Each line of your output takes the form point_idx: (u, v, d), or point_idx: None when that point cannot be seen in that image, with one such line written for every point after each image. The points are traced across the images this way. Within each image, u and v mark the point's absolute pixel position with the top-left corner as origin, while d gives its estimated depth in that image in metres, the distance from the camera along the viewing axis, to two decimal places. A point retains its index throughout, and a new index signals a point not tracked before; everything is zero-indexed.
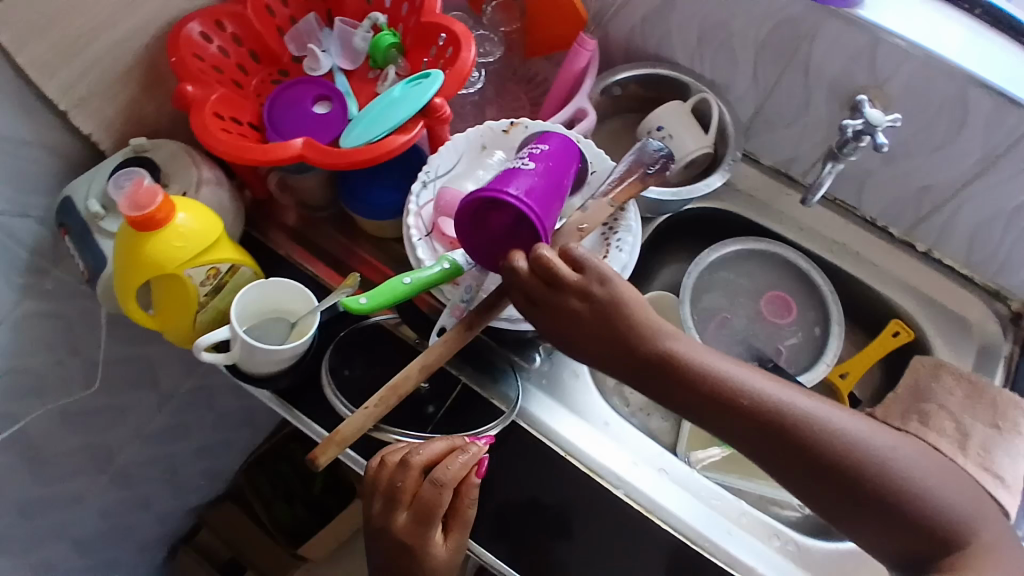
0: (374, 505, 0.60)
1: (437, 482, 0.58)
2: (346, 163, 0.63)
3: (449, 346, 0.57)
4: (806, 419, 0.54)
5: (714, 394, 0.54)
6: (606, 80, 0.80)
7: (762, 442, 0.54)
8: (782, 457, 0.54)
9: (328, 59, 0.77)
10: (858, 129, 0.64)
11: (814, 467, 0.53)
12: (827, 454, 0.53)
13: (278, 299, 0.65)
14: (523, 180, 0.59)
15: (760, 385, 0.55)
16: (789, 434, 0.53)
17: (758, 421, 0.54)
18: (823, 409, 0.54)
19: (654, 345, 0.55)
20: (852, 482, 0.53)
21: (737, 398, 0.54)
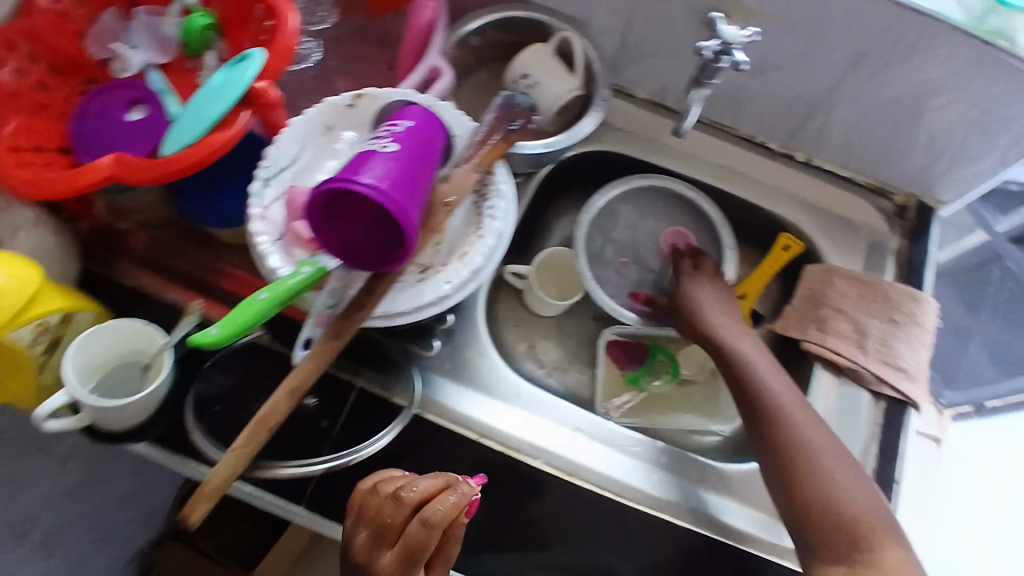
0: (358, 537, 0.56)
1: (427, 523, 0.53)
2: (166, 172, 0.57)
3: (318, 361, 0.53)
4: (784, 405, 0.63)
5: (733, 363, 0.67)
6: (458, 32, 0.73)
7: (743, 403, 0.65)
8: (756, 422, 0.63)
9: (137, 57, 0.67)
10: (716, 50, 0.60)
11: (773, 438, 0.61)
12: (787, 433, 0.61)
13: (129, 340, 0.60)
14: (376, 166, 0.52)
15: (772, 373, 0.65)
16: (767, 405, 0.63)
17: (748, 389, 0.65)
18: (804, 407, 0.63)
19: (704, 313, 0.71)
20: (797, 462, 0.59)
21: (743, 369, 0.66)
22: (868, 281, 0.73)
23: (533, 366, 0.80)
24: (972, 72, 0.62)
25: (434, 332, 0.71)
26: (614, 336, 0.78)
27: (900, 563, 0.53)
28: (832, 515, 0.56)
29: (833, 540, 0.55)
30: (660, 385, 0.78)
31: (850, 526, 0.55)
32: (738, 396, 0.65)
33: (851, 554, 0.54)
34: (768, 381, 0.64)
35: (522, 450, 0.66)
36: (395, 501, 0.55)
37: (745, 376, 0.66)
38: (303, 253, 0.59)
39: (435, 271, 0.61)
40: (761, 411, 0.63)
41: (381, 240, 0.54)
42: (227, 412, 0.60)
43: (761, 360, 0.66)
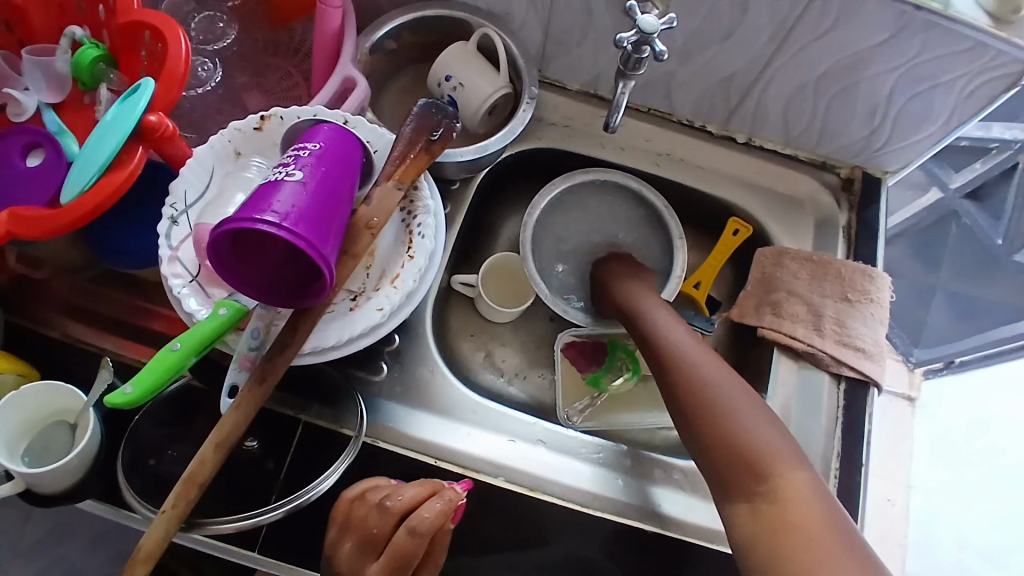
0: (343, 547, 0.55)
1: (415, 531, 0.53)
2: (64, 223, 0.53)
3: (244, 409, 0.49)
4: (682, 353, 0.62)
5: (639, 325, 0.67)
6: (372, 37, 0.69)
7: (652, 361, 0.65)
8: (660, 377, 0.63)
9: (31, 99, 0.63)
10: (635, 41, 0.58)
11: (673, 388, 0.61)
12: (686, 380, 0.60)
13: (54, 399, 0.57)
14: (281, 199, 0.49)
15: (674, 328, 0.65)
16: (668, 357, 0.63)
17: (653, 346, 0.65)
18: (701, 352, 0.62)
19: (613, 285, 0.72)
20: (696, 405, 0.58)
21: (647, 328, 0.66)
22: (820, 260, 0.71)
23: (492, 376, 0.77)
24: (896, 38, 0.60)
25: (382, 353, 0.68)
26: (571, 338, 0.76)
27: (802, 488, 0.51)
28: (732, 453, 0.54)
29: (736, 476, 0.53)
30: (622, 384, 0.75)
31: (751, 460, 0.53)
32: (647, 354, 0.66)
33: (753, 488, 0.52)
34: (672, 335, 0.65)
35: (481, 469, 0.64)
36: (381, 511, 0.54)
37: (650, 335, 0.66)
38: (220, 291, 0.56)
39: (366, 298, 0.58)
40: (663, 364, 0.63)
41: (300, 275, 0.52)
42: (163, 466, 0.55)
43: (663, 316, 0.67)
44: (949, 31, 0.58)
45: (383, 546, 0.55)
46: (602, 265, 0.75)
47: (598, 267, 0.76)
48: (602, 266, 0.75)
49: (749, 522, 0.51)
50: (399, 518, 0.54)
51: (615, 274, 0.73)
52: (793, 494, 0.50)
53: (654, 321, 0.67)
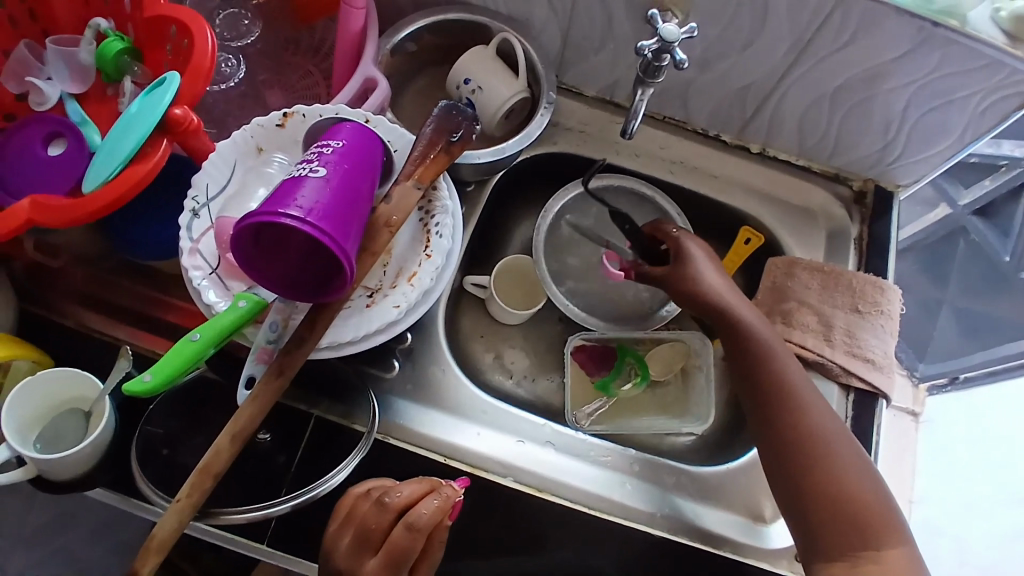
0: (341, 544, 0.54)
1: (411, 526, 0.52)
2: (87, 214, 0.54)
3: (261, 400, 0.49)
4: (799, 394, 0.60)
5: (751, 347, 0.63)
6: (392, 38, 0.70)
7: (759, 390, 0.62)
8: (772, 407, 0.60)
9: (53, 88, 0.64)
10: (655, 49, 0.60)
11: (794, 427, 0.59)
12: (812, 423, 0.59)
13: (70, 386, 0.57)
14: (305, 195, 0.50)
15: (788, 359, 0.62)
16: (791, 392, 0.60)
17: (761, 375, 0.62)
18: (814, 395, 0.61)
19: (716, 290, 0.65)
20: (818, 450, 0.58)
21: (757, 354, 0.62)
22: (831, 271, 0.72)
23: (501, 378, 0.77)
24: (914, 53, 0.61)
25: (394, 351, 0.69)
26: (580, 342, 0.75)
27: (904, 558, 0.54)
28: (844, 511, 0.56)
29: (844, 535, 0.55)
30: (630, 389, 0.75)
31: (859, 522, 0.55)
32: (753, 380, 0.62)
33: (859, 550, 0.54)
34: (787, 365, 0.62)
35: (490, 469, 0.65)
36: (379, 507, 0.54)
37: (761, 362, 0.62)
38: (239, 284, 0.56)
39: (383, 295, 0.58)
40: (775, 398, 0.61)
41: (321, 267, 0.52)
42: (176, 456, 0.55)
43: (780, 343, 0.64)
44: (966, 48, 0.59)
45: (379, 543, 0.54)
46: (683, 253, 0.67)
47: (680, 251, 0.68)
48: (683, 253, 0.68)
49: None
50: (396, 514, 0.54)
51: (710, 275, 0.66)
52: (896, 562, 0.54)
53: (769, 348, 0.63)
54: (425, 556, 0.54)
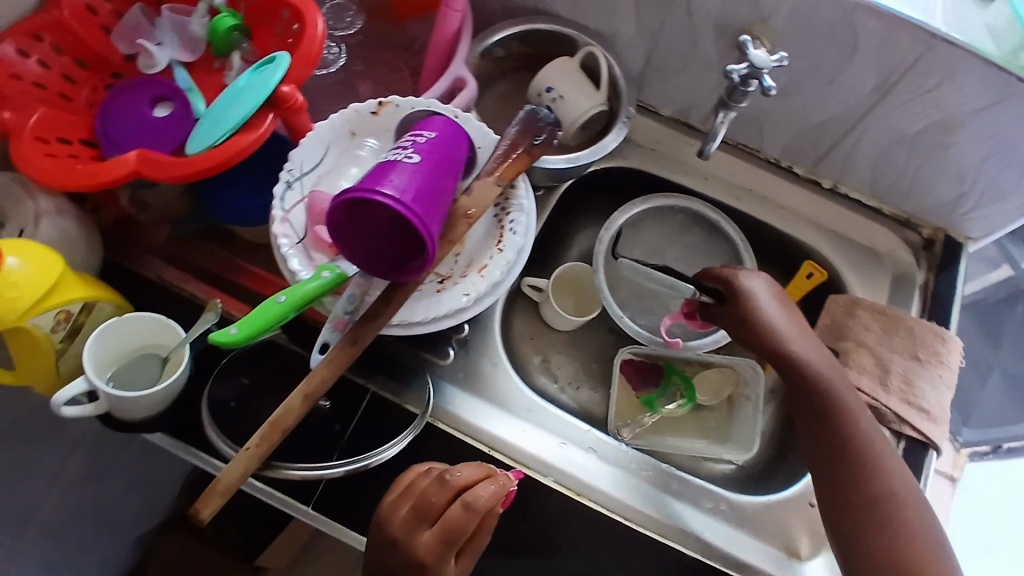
0: (398, 514, 0.56)
1: (469, 506, 0.54)
2: (187, 174, 0.56)
3: (335, 366, 0.53)
4: (868, 447, 0.59)
5: (824, 397, 0.61)
6: (483, 43, 0.73)
7: (824, 437, 0.61)
8: (839, 461, 0.59)
9: (164, 54, 0.66)
10: (744, 74, 0.61)
11: (861, 485, 0.58)
12: (882, 483, 0.58)
13: (147, 332, 0.59)
14: (398, 177, 0.52)
15: (855, 405, 0.61)
16: (862, 447, 0.59)
17: (826, 420, 0.61)
18: (885, 450, 0.59)
19: (788, 335, 0.64)
20: (885, 512, 0.56)
21: (825, 402, 0.61)
22: (892, 314, 0.71)
23: (546, 381, 0.78)
24: (997, 107, 0.61)
25: (450, 340, 0.70)
26: (629, 356, 0.75)
27: None
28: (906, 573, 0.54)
29: None
30: (675, 408, 0.75)
31: None
32: (817, 429, 0.61)
33: None
34: (855, 416, 0.60)
35: (531, 465, 0.66)
36: (440, 483, 0.56)
37: (829, 412, 0.61)
38: (322, 257, 0.59)
39: (453, 282, 0.60)
40: (840, 449, 0.59)
41: (401, 247, 0.54)
42: (241, 410, 0.58)
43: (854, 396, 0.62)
44: None
45: (435, 517, 0.56)
46: (751, 293, 0.65)
47: (745, 292, 0.65)
48: (752, 293, 0.65)
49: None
50: (454, 493, 0.56)
51: (780, 316, 0.65)
52: None
53: (839, 397, 0.61)
54: (474, 538, 0.57)
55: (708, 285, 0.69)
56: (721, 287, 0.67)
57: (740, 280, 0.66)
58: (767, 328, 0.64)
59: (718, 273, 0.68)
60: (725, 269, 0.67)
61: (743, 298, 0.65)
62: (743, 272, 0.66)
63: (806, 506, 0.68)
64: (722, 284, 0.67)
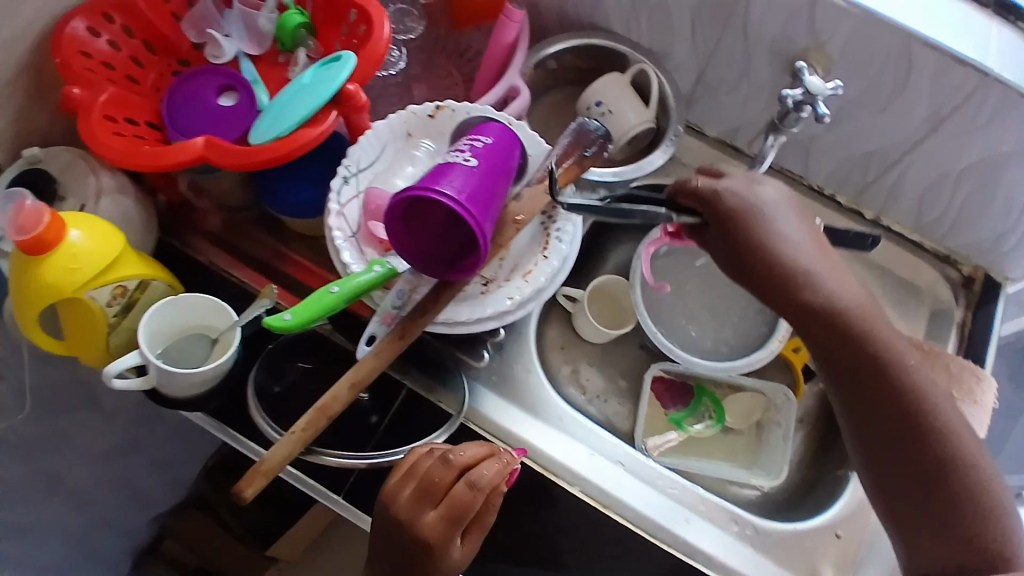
0: (403, 494, 0.57)
1: (473, 485, 0.56)
2: (252, 162, 0.58)
3: (382, 357, 0.55)
4: (902, 376, 0.53)
5: (846, 324, 0.54)
6: (539, 54, 0.75)
7: (853, 374, 0.54)
8: (876, 413, 0.53)
9: (232, 45, 0.68)
10: (798, 99, 0.62)
11: (897, 422, 0.53)
12: (936, 439, 0.52)
13: (199, 312, 0.61)
14: (457, 178, 0.54)
15: (883, 331, 0.55)
16: (907, 401, 0.53)
17: (855, 353, 0.54)
18: (921, 373, 0.54)
19: (812, 275, 0.56)
20: (938, 471, 0.51)
21: (849, 332, 0.54)
22: (929, 351, 0.71)
23: (575, 391, 0.79)
24: None
25: (485, 342, 0.71)
26: (659, 371, 0.76)
27: None
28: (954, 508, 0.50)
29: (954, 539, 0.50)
30: (702, 429, 0.76)
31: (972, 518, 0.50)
32: (841, 366, 0.55)
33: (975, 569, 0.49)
34: (888, 341, 0.54)
35: (558, 473, 0.67)
36: (443, 463, 0.57)
37: (856, 343, 0.54)
38: (373, 252, 0.61)
39: (497, 285, 0.61)
40: (872, 385, 0.54)
41: (456, 245, 0.57)
42: (285, 398, 0.60)
43: (896, 339, 0.55)
44: None
45: (441, 496, 0.57)
46: (758, 220, 0.57)
47: (748, 219, 0.57)
48: (757, 220, 0.57)
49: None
50: (459, 472, 0.57)
51: (797, 249, 0.57)
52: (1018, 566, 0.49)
53: (865, 322, 0.55)
54: (478, 520, 0.58)
55: (681, 207, 0.59)
56: (704, 212, 0.58)
57: (736, 204, 0.57)
58: (783, 269, 0.56)
59: (697, 193, 0.58)
60: (709, 188, 0.58)
61: (743, 228, 0.57)
62: (732, 193, 0.57)
63: (833, 537, 0.68)
64: (708, 207, 0.58)
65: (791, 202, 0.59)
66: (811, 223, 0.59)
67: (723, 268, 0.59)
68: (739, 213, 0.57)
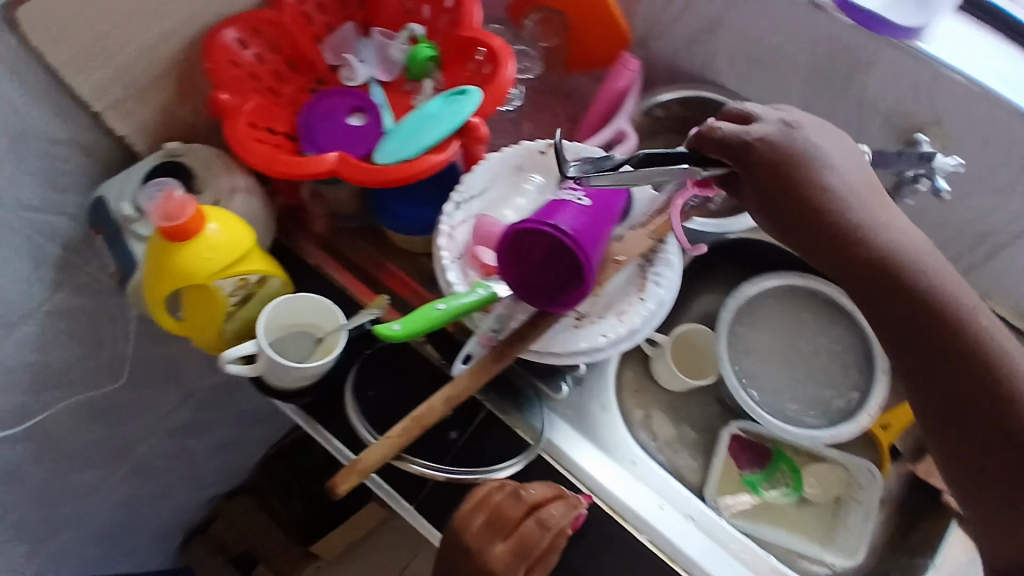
0: (473, 524, 0.59)
1: (543, 523, 0.59)
2: (378, 181, 0.62)
3: (476, 378, 0.57)
4: (954, 310, 0.53)
5: (887, 261, 0.55)
6: (648, 101, 0.77)
7: (899, 312, 0.55)
8: (926, 348, 0.53)
9: (365, 70, 0.74)
10: (918, 172, 0.64)
11: (947, 357, 0.53)
12: (1000, 388, 0.51)
13: (307, 312, 0.65)
14: (570, 217, 0.57)
15: (930, 265, 0.55)
16: (963, 347, 0.52)
17: (900, 288, 0.54)
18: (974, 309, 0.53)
19: (859, 222, 0.56)
20: (1003, 425, 0.51)
21: (892, 269, 0.55)
22: None
23: (646, 437, 0.78)
24: None
25: (565, 375, 0.74)
26: (737, 431, 0.77)
27: None
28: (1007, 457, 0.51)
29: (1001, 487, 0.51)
30: (777, 495, 0.75)
31: None
32: (884, 304, 0.55)
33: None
34: (935, 277, 0.54)
35: (628, 518, 0.66)
36: (516, 498, 0.60)
37: (899, 280, 0.55)
38: (476, 275, 0.63)
39: (591, 321, 0.62)
40: (923, 319, 0.54)
41: (559, 277, 0.59)
42: (378, 399, 0.64)
43: (940, 282, 0.54)
44: None
45: (510, 531, 0.59)
46: (792, 163, 0.57)
47: (778, 163, 0.56)
48: (786, 164, 0.56)
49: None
50: (528, 509, 0.60)
51: (835, 194, 0.57)
52: None
53: (909, 257, 0.55)
54: (540, 560, 0.59)
55: (708, 158, 0.57)
56: (731, 161, 0.57)
57: (764, 148, 0.56)
58: (818, 215, 0.57)
59: (722, 141, 0.56)
60: (735, 135, 0.57)
61: (777, 174, 0.57)
62: (761, 138, 0.56)
63: None
64: (736, 153, 0.57)
65: (823, 146, 0.58)
66: (848, 164, 0.59)
67: (761, 215, 0.59)
68: (771, 159, 0.56)
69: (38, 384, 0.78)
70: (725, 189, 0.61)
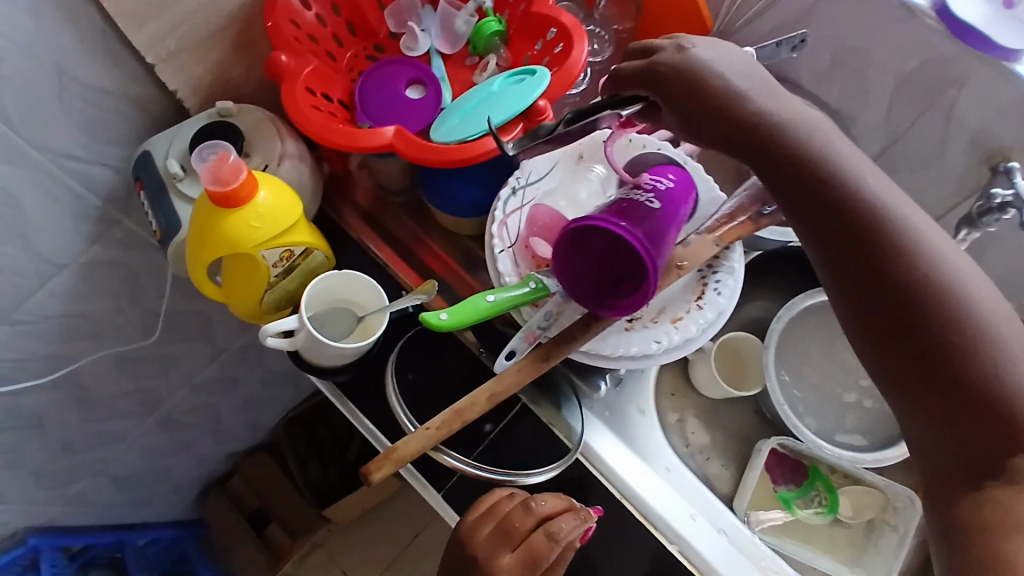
0: (481, 532, 0.58)
1: (552, 536, 0.56)
2: (437, 161, 0.59)
3: (522, 376, 0.56)
4: (885, 220, 0.47)
5: (807, 171, 0.50)
6: None
7: (826, 231, 0.48)
8: (857, 268, 0.47)
9: (427, 40, 0.71)
10: (1006, 200, 0.60)
11: (878, 273, 0.46)
12: (927, 294, 0.44)
13: (348, 288, 0.64)
14: (641, 218, 0.55)
15: (857, 175, 0.49)
16: (884, 252, 0.46)
17: (824, 201, 0.49)
18: (909, 218, 0.47)
19: (781, 130, 0.51)
20: (925, 333, 0.43)
21: (815, 181, 0.49)
22: None
23: (678, 441, 0.76)
24: None
25: (604, 374, 0.70)
26: (776, 446, 0.74)
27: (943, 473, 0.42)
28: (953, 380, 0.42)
29: (957, 420, 0.42)
30: (812, 513, 0.72)
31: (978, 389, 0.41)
32: (806, 223, 0.50)
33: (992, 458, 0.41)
34: (866, 188, 0.48)
35: (658, 526, 0.65)
36: (524, 508, 0.58)
37: (820, 189, 0.49)
38: (527, 266, 0.63)
39: (642, 325, 0.61)
40: (854, 236, 0.47)
41: (614, 276, 0.57)
42: (416, 385, 0.62)
43: (856, 181, 0.48)
44: None
45: (518, 541, 0.57)
46: (705, 77, 0.53)
47: (689, 80, 0.54)
48: (695, 80, 0.53)
49: (996, 538, 0.38)
50: (538, 520, 0.57)
51: (751, 105, 0.52)
52: None
53: (837, 168, 0.49)
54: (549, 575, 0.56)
55: (625, 94, 0.57)
56: (643, 90, 0.56)
57: (669, 69, 0.54)
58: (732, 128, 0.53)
59: (635, 72, 0.56)
60: (641, 64, 0.56)
61: (688, 94, 0.54)
62: (662, 61, 0.54)
63: None
64: (646, 82, 0.56)
65: (739, 58, 0.55)
66: (767, 78, 0.55)
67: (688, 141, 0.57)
68: (680, 79, 0.54)
69: (73, 333, 0.78)
70: (655, 121, 0.60)
